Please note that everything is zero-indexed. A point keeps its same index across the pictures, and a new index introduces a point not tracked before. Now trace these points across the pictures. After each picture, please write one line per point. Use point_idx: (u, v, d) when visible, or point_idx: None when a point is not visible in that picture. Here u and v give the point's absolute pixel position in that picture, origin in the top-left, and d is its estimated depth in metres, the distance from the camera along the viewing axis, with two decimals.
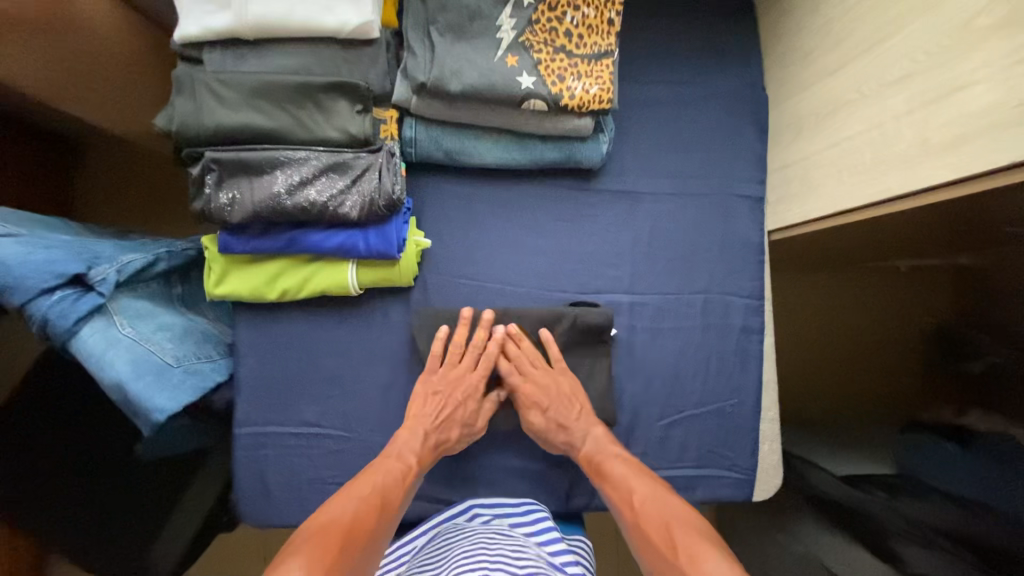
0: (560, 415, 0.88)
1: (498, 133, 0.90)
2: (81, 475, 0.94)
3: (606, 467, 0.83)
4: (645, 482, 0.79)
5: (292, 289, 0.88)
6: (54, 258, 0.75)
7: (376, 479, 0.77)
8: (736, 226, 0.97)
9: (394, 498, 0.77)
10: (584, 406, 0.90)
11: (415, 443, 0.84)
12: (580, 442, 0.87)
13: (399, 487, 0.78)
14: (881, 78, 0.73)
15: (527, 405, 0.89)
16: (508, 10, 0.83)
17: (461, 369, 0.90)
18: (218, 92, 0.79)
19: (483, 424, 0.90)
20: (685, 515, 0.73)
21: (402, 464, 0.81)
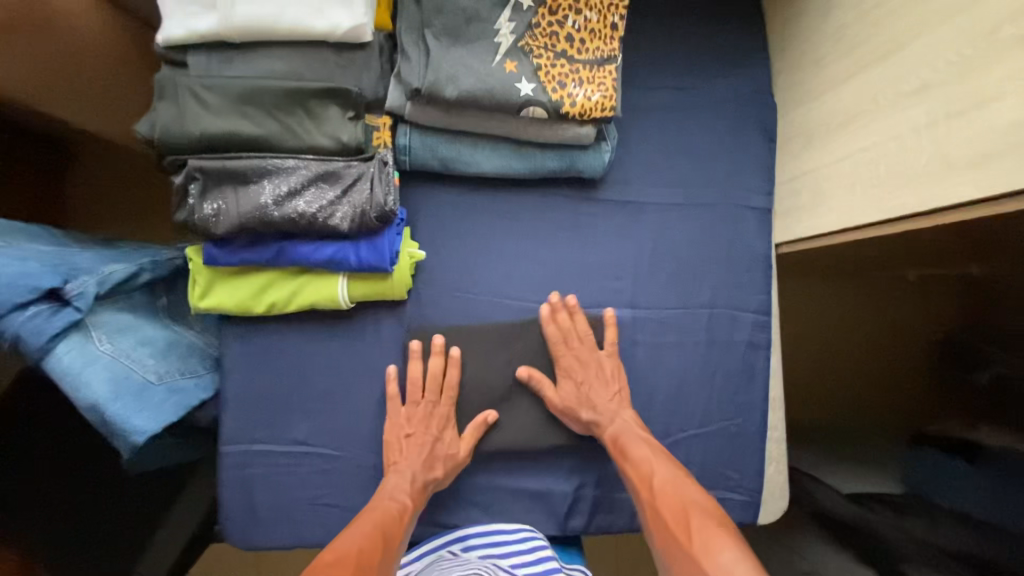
0: (593, 391, 0.87)
1: (496, 141, 0.87)
2: (60, 494, 0.91)
3: (629, 448, 0.83)
4: (664, 463, 0.80)
5: (279, 303, 0.85)
6: (29, 271, 0.71)
7: (377, 515, 0.76)
8: (743, 238, 0.94)
9: (395, 533, 0.75)
10: (621, 387, 0.88)
11: (407, 485, 0.82)
12: (608, 420, 0.86)
13: (398, 524, 0.77)
14: (898, 88, 0.70)
15: (562, 374, 0.88)
16: (507, 13, 0.79)
17: (427, 403, 0.87)
18: (203, 97, 0.76)
19: (465, 452, 0.86)
20: (703, 502, 0.75)
21: (396, 504, 0.80)
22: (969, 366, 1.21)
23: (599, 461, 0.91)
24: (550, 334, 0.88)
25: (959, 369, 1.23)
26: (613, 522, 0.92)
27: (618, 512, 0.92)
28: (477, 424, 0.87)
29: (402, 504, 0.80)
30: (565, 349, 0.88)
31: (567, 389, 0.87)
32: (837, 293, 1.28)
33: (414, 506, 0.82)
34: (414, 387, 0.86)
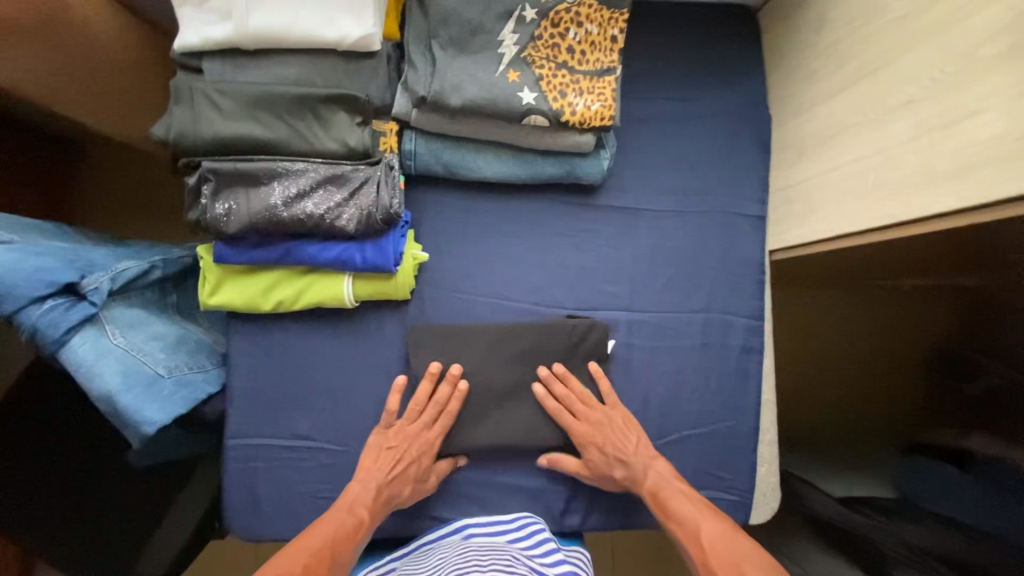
0: (617, 451, 0.87)
1: (498, 147, 0.90)
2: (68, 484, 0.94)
3: (672, 505, 0.81)
4: (710, 518, 0.78)
5: (286, 301, 0.87)
6: (46, 266, 0.74)
7: (327, 536, 0.75)
8: (737, 244, 0.96)
9: (345, 550, 0.75)
10: (638, 438, 0.88)
11: (366, 503, 0.81)
12: (641, 475, 0.85)
13: (344, 545, 0.75)
14: (885, 102, 0.73)
15: (582, 447, 0.87)
16: (511, 25, 0.82)
17: (420, 424, 0.87)
18: (216, 101, 0.79)
19: (434, 483, 0.87)
20: (758, 559, 0.71)
21: (353, 518, 0.79)
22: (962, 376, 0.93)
23: None
24: (550, 410, 0.89)
25: None
26: (608, 520, 0.94)
27: (612, 511, 0.94)
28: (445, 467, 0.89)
29: (357, 523, 0.79)
30: (565, 417, 0.88)
31: (591, 456, 0.87)
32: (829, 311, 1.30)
33: (369, 523, 0.80)
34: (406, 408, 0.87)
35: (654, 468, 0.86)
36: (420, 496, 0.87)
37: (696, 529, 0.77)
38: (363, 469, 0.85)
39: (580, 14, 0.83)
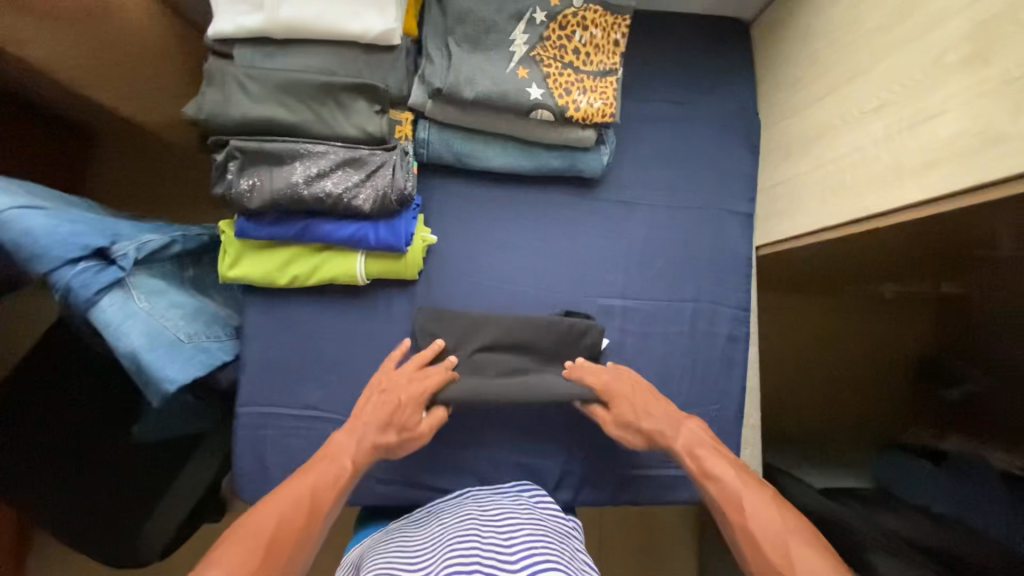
0: (644, 405, 0.87)
1: (506, 139, 0.96)
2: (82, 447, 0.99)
3: (710, 464, 0.79)
4: (751, 481, 0.76)
5: (301, 276, 0.92)
6: (79, 231, 0.79)
7: (308, 490, 0.74)
8: (726, 240, 1.03)
9: (326, 499, 0.75)
10: (669, 406, 0.88)
11: (351, 455, 0.81)
12: (674, 433, 0.84)
13: (326, 498, 0.75)
14: (862, 106, 0.80)
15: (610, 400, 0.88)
16: (521, 26, 0.89)
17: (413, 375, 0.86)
18: (245, 85, 0.85)
19: (425, 430, 0.84)
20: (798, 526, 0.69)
21: (338, 466, 0.79)
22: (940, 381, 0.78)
23: (586, 437, 0.99)
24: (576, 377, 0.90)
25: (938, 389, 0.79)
26: (598, 496, 0.99)
27: (602, 487, 0.99)
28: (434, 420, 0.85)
29: (337, 476, 0.78)
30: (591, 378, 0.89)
31: (620, 411, 0.87)
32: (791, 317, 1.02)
33: (354, 473, 0.80)
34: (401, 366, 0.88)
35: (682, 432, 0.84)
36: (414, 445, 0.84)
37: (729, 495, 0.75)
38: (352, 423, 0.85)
39: (585, 18, 0.90)
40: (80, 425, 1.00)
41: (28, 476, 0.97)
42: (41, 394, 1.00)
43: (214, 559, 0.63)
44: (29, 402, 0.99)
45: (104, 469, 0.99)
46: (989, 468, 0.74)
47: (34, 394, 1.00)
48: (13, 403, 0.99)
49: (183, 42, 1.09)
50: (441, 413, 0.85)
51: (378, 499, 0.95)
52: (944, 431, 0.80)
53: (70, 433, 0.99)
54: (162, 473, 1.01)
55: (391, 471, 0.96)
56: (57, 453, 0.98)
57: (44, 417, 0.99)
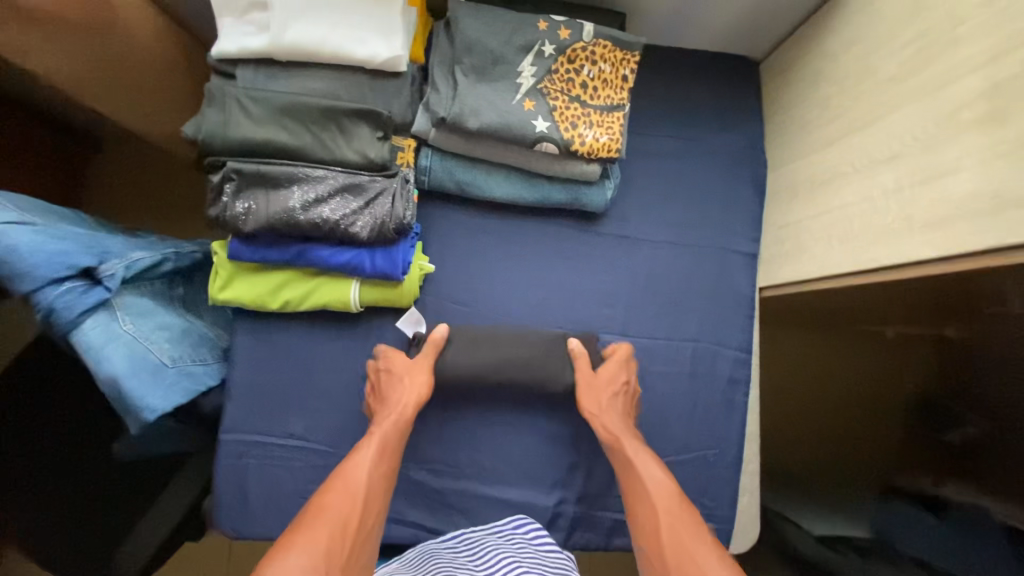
0: (615, 387, 0.89)
1: (509, 169, 0.94)
2: (56, 467, 0.96)
3: (635, 457, 0.82)
4: (655, 472, 0.79)
5: (293, 301, 0.90)
6: (66, 250, 0.76)
7: (349, 504, 0.72)
8: (729, 280, 1.01)
9: (375, 483, 0.77)
10: (627, 379, 0.91)
11: (378, 457, 0.79)
12: (605, 416, 0.87)
13: (369, 501, 0.74)
14: (872, 155, 0.78)
15: (591, 389, 0.89)
16: (530, 58, 0.88)
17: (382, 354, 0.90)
18: (246, 106, 0.83)
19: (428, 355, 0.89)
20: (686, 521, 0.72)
21: (378, 443, 0.81)
22: (939, 424, 0.91)
23: (578, 477, 0.96)
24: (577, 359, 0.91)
25: (929, 429, 0.93)
26: (590, 540, 0.96)
27: (595, 530, 0.96)
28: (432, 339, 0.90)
29: (372, 482, 0.76)
30: (586, 360, 0.91)
31: (603, 388, 0.89)
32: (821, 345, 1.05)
33: (387, 465, 0.80)
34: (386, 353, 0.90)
35: (642, 462, 0.81)
36: (430, 377, 0.88)
37: (653, 529, 0.73)
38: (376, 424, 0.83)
39: (594, 53, 0.89)
40: (59, 445, 0.97)
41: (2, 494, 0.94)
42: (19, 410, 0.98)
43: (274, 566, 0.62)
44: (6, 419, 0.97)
45: (80, 490, 0.95)
46: (992, 520, 0.85)
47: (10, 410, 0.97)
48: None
49: (183, 55, 1.08)
50: (442, 330, 0.91)
51: None
52: (940, 479, 0.91)
53: (46, 453, 0.96)
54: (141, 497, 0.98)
55: None
56: (33, 470, 0.95)
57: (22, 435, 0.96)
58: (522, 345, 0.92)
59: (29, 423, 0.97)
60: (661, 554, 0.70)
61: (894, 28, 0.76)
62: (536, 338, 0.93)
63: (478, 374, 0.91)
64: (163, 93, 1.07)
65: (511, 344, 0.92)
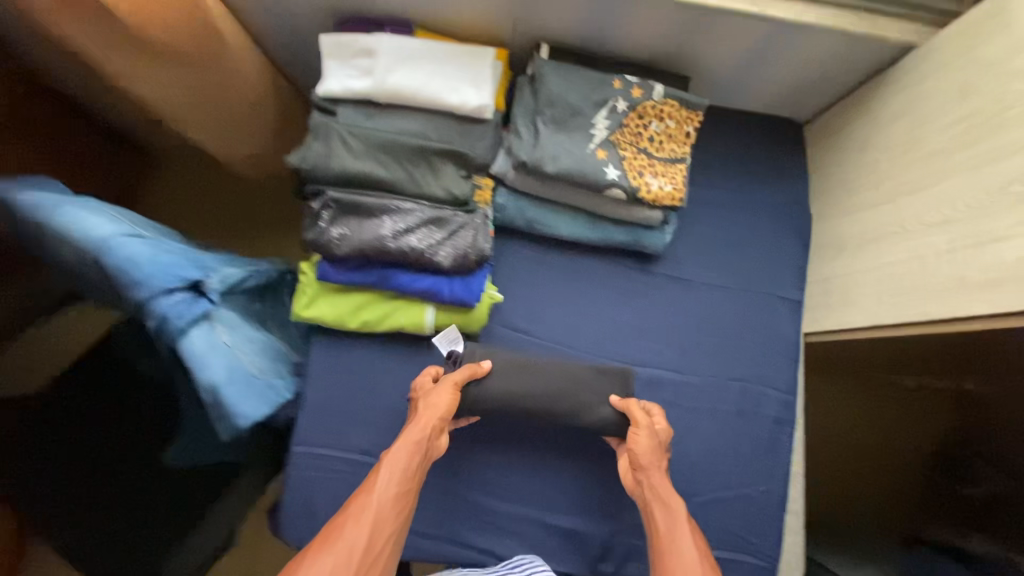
0: (653, 437, 0.89)
1: (575, 211, 1.02)
2: (109, 469, 1.00)
3: (665, 513, 0.82)
4: (692, 539, 0.79)
5: (371, 322, 0.96)
6: (176, 264, 0.82)
7: (348, 542, 0.71)
8: (776, 325, 1.07)
9: (388, 509, 0.76)
10: (662, 426, 0.90)
11: (390, 485, 0.78)
12: (642, 461, 0.87)
13: (381, 529, 0.74)
14: (923, 218, 0.85)
15: (633, 438, 0.88)
16: (604, 112, 0.96)
17: (423, 380, 0.90)
18: (347, 141, 0.91)
19: (456, 382, 0.88)
20: None
21: (397, 466, 0.80)
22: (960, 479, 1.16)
23: (630, 507, 0.99)
24: (624, 409, 0.91)
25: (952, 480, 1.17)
26: (641, 571, 0.98)
27: (644, 561, 0.98)
28: (471, 369, 0.90)
29: (383, 508, 0.75)
30: (635, 408, 0.91)
31: (642, 437, 0.88)
32: (853, 390, 1.30)
33: (407, 487, 0.79)
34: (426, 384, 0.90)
35: (682, 531, 0.80)
36: (454, 401, 0.87)
37: None
38: (391, 451, 0.82)
39: (662, 111, 0.97)
40: (113, 449, 1.01)
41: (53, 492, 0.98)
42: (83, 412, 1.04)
43: None
44: (69, 419, 1.03)
45: (128, 494, 0.99)
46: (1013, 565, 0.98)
47: (73, 411, 1.03)
48: (52, 418, 1.03)
49: (272, 90, 1.17)
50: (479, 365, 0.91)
51: (418, 553, 0.95)
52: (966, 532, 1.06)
53: (99, 455, 1.00)
54: (183, 507, 0.99)
55: (440, 526, 0.96)
56: (88, 473, 0.99)
57: (81, 435, 1.02)
58: (554, 376, 0.93)
59: (86, 426, 1.02)
60: None
61: (943, 106, 0.84)
62: (568, 371, 0.94)
63: (506, 402, 0.91)
64: (250, 124, 1.15)
65: (544, 374, 0.93)
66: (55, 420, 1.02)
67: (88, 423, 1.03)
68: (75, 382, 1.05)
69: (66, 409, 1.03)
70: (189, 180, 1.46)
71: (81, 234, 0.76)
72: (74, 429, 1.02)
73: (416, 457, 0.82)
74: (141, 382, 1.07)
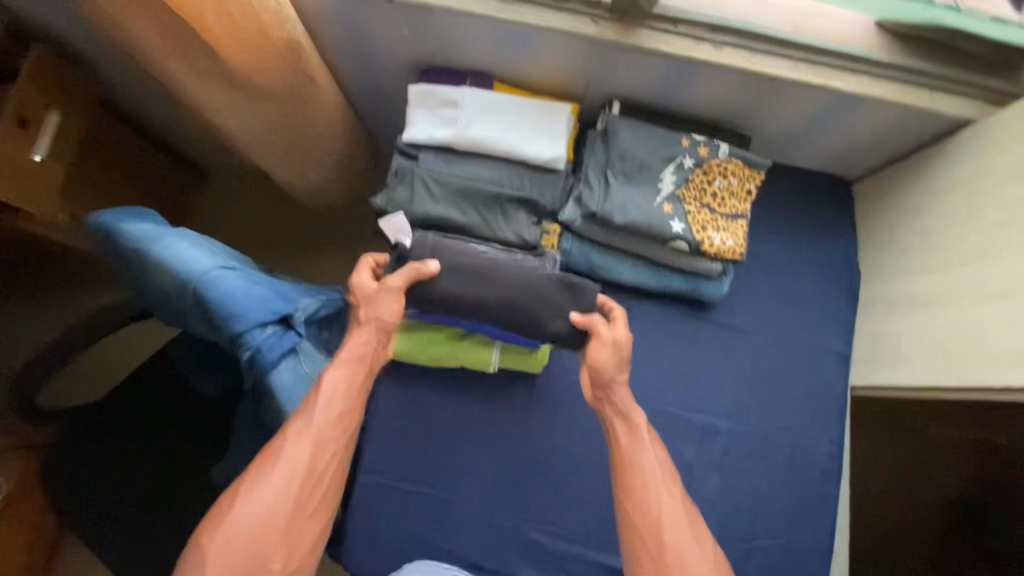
0: (613, 350, 0.88)
1: (637, 258, 1.06)
2: (158, 475, 1.05)
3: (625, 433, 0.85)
4: (652, 452, 0.83)
5: (439, 358, 1.00)
6: (268, 297, 0.87)
7: (291, 465, 0.75)
8: (825, 378, 1.10)
9: (333, 428, 0.79)
10: (619, 335, 0.89)
11: (331, 402, 0.80)
12: (609, 374, 0.88)
13: (327, 448, 0.78)
14: (979, 288, 0.90)
15: (592, 351, 0.88)
16: (671, 168, 1.01)
17: (361, 277, 0.90)
18: (430, 188, 0.98)
19: (399, 285, 0.88)
20: (677, 511, 0.78)
21: (336, 382, 0.82)
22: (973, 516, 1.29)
23: None
24: (584, 322, 0.90)
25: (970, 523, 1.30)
26: None
27: None
28: (412, 270, 0.88)
29: (326, 428, 0.79)
30: (593, 322, 0.90)
31: (599, 351, 0.88)
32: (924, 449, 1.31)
33: (349, 403, 0.82)
34: (367, 285, 0.90)
35: (645, 448, 0.83)
36: (398, 310, 0.88)
37: (647, 518, 0.78)
38: (329, 369, 0.83)
39: (726, 169, 1.02)
40: (162, 457, 1.06)
41: (111, 509, 1.02)
42: (136, 418, 1.07)
43: (232, 522, 0.70)
44: (124, 424, 1.06)
45: (175, 504, 1.04)
46: None
47: (127, 416, 1.06)
48: (105, 420, 1.05)
49: (348, 126, 1.21)
50: (419, 268, 0.89)
51: None
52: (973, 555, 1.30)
53: (151, 460, 1.05)
54: None
55: (497, 562, 0.99)
56: (140, 487, 1.03)
57: (135, 441, 1.05)
58: (504, 279, 0.91)
59: (138, 432, 1.06)
60: (641, 531, 0.77)
61: (1001, 184, 0.89)
62: (519, 273, 0.92)
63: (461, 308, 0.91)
64: (322, 156, 1.20)
65: (493, 277, 0.91)
66: (104, 425, 1.05)
67: (140, 428, 1.06)
68: (128, 391, 1.08)
69: (120, 414, 1.06)
70: (238, 201, 1.52)
71: (182, 266, 0.80)
72: (127, 433, 1.05)
73: (356, 374, 0.84)
74: (192, 395, 1.10)
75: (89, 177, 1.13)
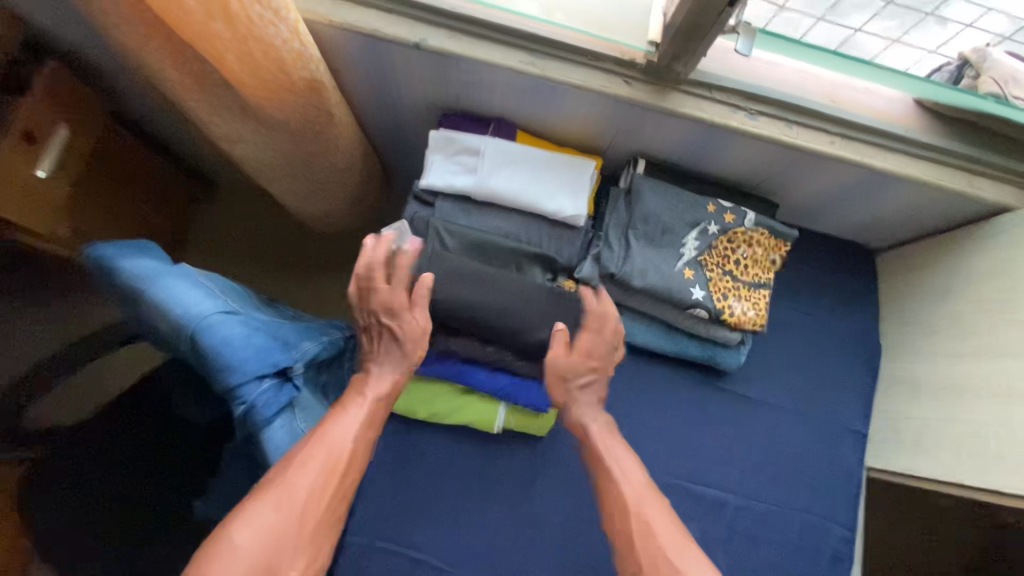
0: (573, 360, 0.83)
1: (652, 321, 1.02)
2: (134, 510, 0.93)
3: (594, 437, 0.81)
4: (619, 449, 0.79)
5: (441, 414, 0.96)
6: (267, 347, 0.83)
7: (325, 464, 0.70)
8: (840, 458, 1.06)
9: (360, 448, 0.74)
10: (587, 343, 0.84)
11: (364, 420, 0.76)
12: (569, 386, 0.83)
13: (350, 464, 0.72)
14: (1012, 386, 0.86)
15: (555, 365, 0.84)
16: (695, 233, 0.97)
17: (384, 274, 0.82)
18: (443, 238, 0.92)
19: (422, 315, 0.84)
20: (652, 506, 0.72)
21: (367, 400, 0.78)
22: None
23: None
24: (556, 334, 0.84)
25: None
26: None
27: None
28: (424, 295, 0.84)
29: (355, 444, 0.73)
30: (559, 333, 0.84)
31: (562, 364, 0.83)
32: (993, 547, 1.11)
33: (372, 426, 0.77)
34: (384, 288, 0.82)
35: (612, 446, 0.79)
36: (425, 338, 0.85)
37: (621, 517, 0.72)
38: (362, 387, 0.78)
39: (752, 238, 0.99)
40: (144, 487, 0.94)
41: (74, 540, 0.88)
42: (118, 441, 0.95)
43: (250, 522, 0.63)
44: (102, 449, 0.94)
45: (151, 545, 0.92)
46: None
47: (107, 439, 0.95)
48: (82, 443, 0.93)
49: (363, 160, 1.18)
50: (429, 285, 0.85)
51: None
52: None
53: (130, 491, 0.93)
54: None
55: None
56: (112, 521, 0.91)
57: (114, 468, 0.93)
58: (505, 289, 0.90)
59: (119, 458, 0.94)
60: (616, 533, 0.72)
61: None
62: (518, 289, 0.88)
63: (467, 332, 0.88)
64: (335, 190, 1.17)
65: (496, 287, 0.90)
66: (81, 448, 0.93)
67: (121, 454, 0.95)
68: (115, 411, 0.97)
69: (100, 437, 0.94)
70: (243, 219, 1.48)
71: (179, 311, 0.75)
72: (105, 459, 0.93)
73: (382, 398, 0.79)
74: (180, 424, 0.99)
75: (92, 193, 1.09)
